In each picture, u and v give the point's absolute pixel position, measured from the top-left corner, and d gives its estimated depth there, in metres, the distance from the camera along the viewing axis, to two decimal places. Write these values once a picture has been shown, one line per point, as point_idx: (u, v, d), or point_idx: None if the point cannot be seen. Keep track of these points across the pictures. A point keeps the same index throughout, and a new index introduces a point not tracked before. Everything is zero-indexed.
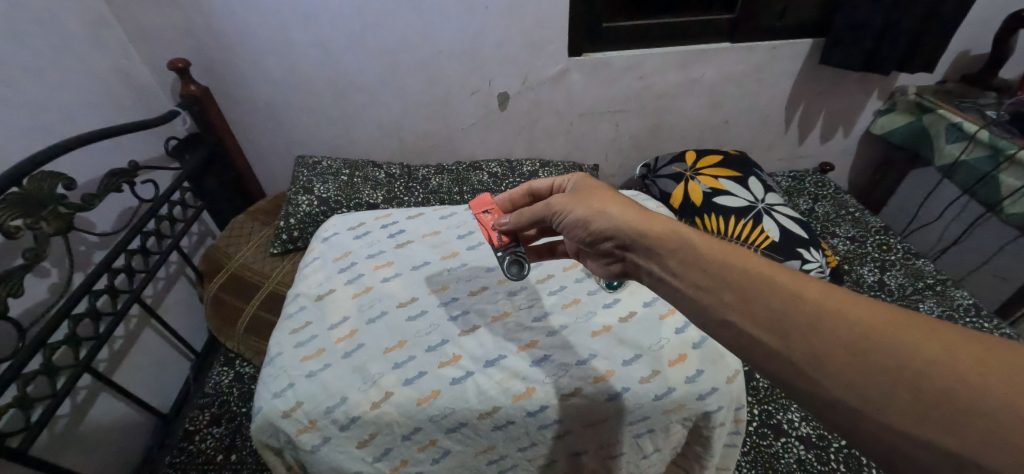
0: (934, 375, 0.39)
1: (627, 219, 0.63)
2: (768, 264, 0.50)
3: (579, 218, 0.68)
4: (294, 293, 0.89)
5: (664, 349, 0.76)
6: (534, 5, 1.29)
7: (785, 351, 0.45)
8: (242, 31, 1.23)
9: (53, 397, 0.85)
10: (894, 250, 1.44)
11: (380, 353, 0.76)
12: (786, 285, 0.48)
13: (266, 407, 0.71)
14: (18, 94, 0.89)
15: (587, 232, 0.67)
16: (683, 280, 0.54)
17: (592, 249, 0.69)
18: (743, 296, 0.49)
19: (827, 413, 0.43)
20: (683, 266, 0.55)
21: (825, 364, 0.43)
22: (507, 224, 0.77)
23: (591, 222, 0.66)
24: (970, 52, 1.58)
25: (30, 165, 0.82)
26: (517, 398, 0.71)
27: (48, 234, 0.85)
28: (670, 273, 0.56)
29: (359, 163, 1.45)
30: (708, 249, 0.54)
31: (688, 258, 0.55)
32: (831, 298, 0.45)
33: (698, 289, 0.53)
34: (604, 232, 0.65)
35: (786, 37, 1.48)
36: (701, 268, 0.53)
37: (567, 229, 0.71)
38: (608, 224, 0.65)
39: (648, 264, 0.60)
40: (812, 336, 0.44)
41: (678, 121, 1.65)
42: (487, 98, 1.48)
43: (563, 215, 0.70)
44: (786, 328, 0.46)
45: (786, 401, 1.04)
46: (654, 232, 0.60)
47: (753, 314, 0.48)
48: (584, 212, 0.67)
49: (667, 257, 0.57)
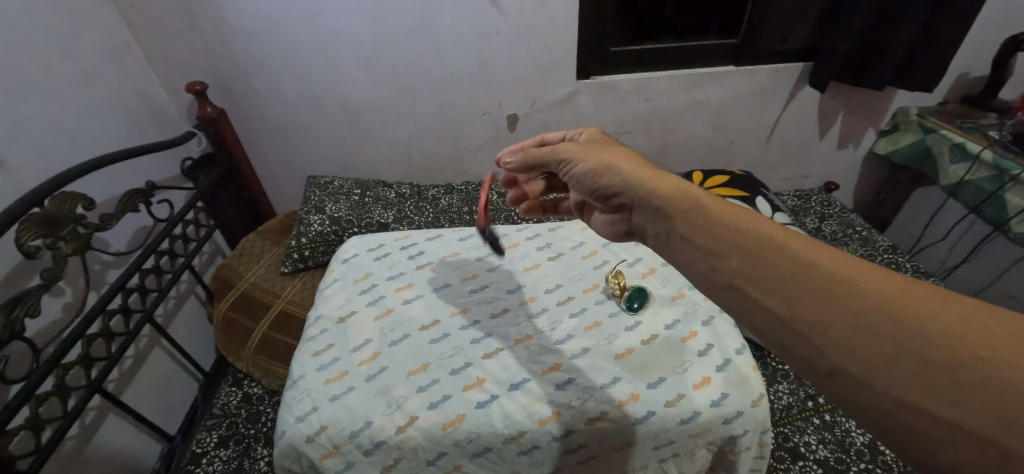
0: (945, 348, 0.36)
1: (639, 176, 0.61)
2: (782, 230, 0.47)
3: (590, 169, 0.67)
4: (315, 315, 0.89)
5: (688, 372, 0.76)
6: (545, 30, 1.33)
7: (791, 318, 0.41)
8: (258, 54, 1.26)
9: (65, 418, 0.84)
10: (903, 269, 1.45)
11: (403, 376, 0.76)
12: (800, 254, 0.44)
13: (290, 432, 0.70)
14: (45, 118, 0.91)
15: (596, 185, 0.66)
16: (692, 245, 0.51)
17: (594, 199, 0.68)
18: (755, 262, 0.45)
19: (824, 381, 0.39)
20: (692, 229, 0.51)
21: (833, 332, 0.39)
22: (512, 163, 0.78)
23: (602, 174, 0.65)
24: (969, 74, 1.62)
25: (54, 187, 0.84)
26: (543, 422, 0.70)
27: (66, 254, 0.85)
28: (678, 235, 0.53)
29: (370, 182, 1.47)
30: (719, 213, 0.51)
31: (699, 219, 0.51)
32: (844, 268, 0.42)
33: (706, 254, 0.49)
34: (612, 188, 0.63)
35: (789, 60, 1.51)
36: (711, 233, 0.50)
37: (575, 180, 0.70)
38: (614, 182, 0.63)
39: (656, 224, 0.56)
40: (823, 303, 0.40)
41: (684, 142, 1.67)
42: (497, 120, 1.50)
43: (572, 165, 0.70)
44: (793, 293, 0.42)
45: (802, 423, 1.05)
46: (664, 197, 0.56)
47: (761, 281, 0.44)
48: (595, 165, 0.66)
49: (676, 217, 0.54)
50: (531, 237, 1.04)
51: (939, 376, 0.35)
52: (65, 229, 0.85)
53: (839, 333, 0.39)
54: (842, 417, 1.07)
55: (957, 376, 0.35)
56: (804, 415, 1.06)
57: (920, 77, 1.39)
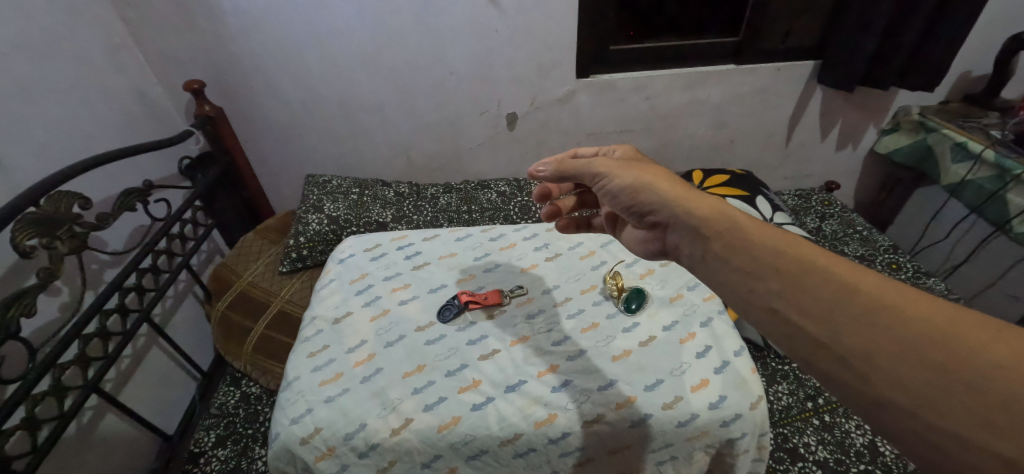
0: (995, 378, 0.34)
1: (678, 195, 0.58)
2: (822, 251, 0.45)
3: (626, 185, 0.64)
4: (310, 316, 0.89)
5: (686, 374, 0.75)
6: (544, 28, 1.32)
7: (831, 341, 0.40)
8: (256, 53, 1.26)
9: (61, 419, 0.84)
10: (903, 269, 1.45)
11: (399, 378, 0.76)
12: (841, 276, 0.42)
13: (284, 433, 0.70)
14: (42, 116, 0.91)
15: (631, 201, 0.63)
16: (726, 263, 0.49)
17: (629, 216, 0.65)
18: (793, 283, 0.44)
19: (866, 409, 0.38)
20: (727, 248, 0.50)
21: (876, 358, 0.38)
22: (546, 172, 0.74)
23: (638, 191, 0.62)
24: (971, 73, 1.61)
25: (50, 186, 0.83)
26: (539, 425, 0.70)
27: (62, 253, 0.85)
28: (713, 256, 0.51)
29: (369, 181, 1.46)
30: (756, 232, 0.49)
31: (734, 238, 0.50)
32: (889, 291, 0.40)
33: (740, 273, 0.48)
34: (648, 205, 0.61)
35: (790, 58, 1.50)
36: (748, 252, 0.48)
37: (610, 195, 0.67)
38: (654, 199, 0.60)
39: (690, 244, 0.54)
40: (867, 327, 0.39)
41: (684, 141, 1.66)
42: (495, 119, 1.50)
43: (607, 180, 0.67)
44: (834, 316, 0.41)
45: (802, 424, 1.05)
46: (703, 219, 0.53)
47: (799, 304, 0.43)
48: (632, 180, 0.63)
49: (711, 237, 0.52)
50: (528, 237, 1.04)
51: (990, 408, 0.34)
52: (62, 228, 0.85)
53: (884, 358, 0.38)
54: (843, 417, 1.06)
55: (1008, 408, 0.34)
56: (803, 416, 1.06)
57: (923, 76, 1.38)
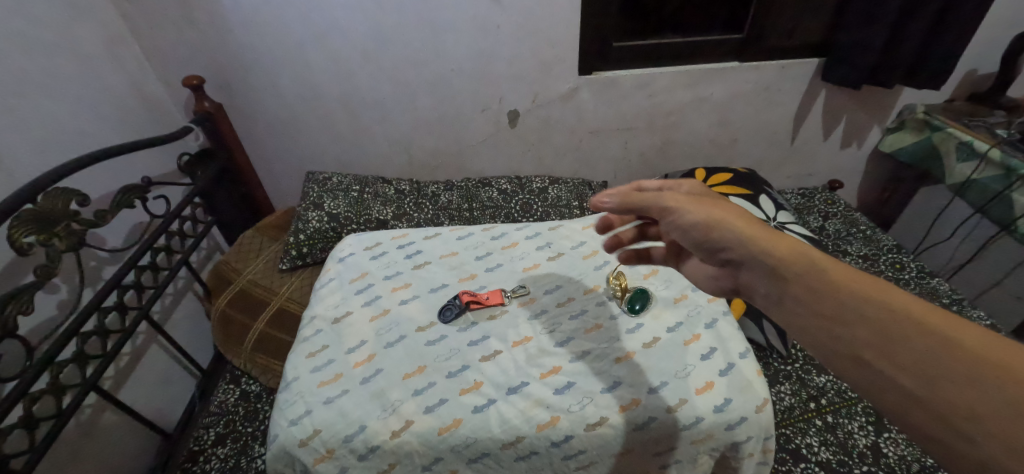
0: None
1: (756, 233, 0.55)
2: (916, 299, 0.43)
3: (699, 221, 0.60)
4: (310, 315, 0.88)
5: (691, 376, 0.75)
6: (545, 24, 1.31)
7: (929, 399, 0.39)
8: (256, 48, 1.25)
9: (59, 417, 0.84)
10: (907, 269, 1.44)
11: (399, 380, 0.75)
12: (940, 328, 0.40)
13: (282, 435, 0.70)
14: (40, 111, 0.90)
15: (705, 238, 0.59)
16: (806, 306, 0.47)
17: (700, 253, 0.61)
18: (883, 333, 0.42)
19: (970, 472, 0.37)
20: (808, 291, 0.48)
21: (983, 422, 0.36)
22: (611, 204, 0.67)
23: (712, 228, 0.58)
24: (977, 72, 1.59)
25: (47, 182, 0.82)
26: (541, 428, 0.69)
27: (59, 251, 0.84)
28: (789, 296, 0.49)
29: (369, 179, 1.43)
30: (840, 275, 0.47)
31: (814, 280, 0.48)
32: (995, 349, 0.38)
33: (822, 318, 0.46)
34: (723, 243, 0.57)
35: (795, 56, 1.49)
36: (833, 296, 0.46)
37: (680, 231, 0.62)
38: (729, 236, 0.56)
39: (766, 285, 0.52)
40: (971, 389, 0.37)
41: (687, 139, 1.65)
42: (497, 116, 1.49)
43: (678, 215, 0.62)
44: (932, 374, 0.39)
45: (805, 425, 1.05)
46: (785, 259, 0.51)
47: (889, 353, 0.41)
48: (705, 217, 0.59)
49: (790, 278, 0.49)
50: (530, 236, 1.03)
51: None
52: (58, 225, 0.84)
53: (991, 423, 0.36)
54: (845, 418, 1.06)
55: None
56: (806, 416, 1.05)
57: (929, 74, 1.36)
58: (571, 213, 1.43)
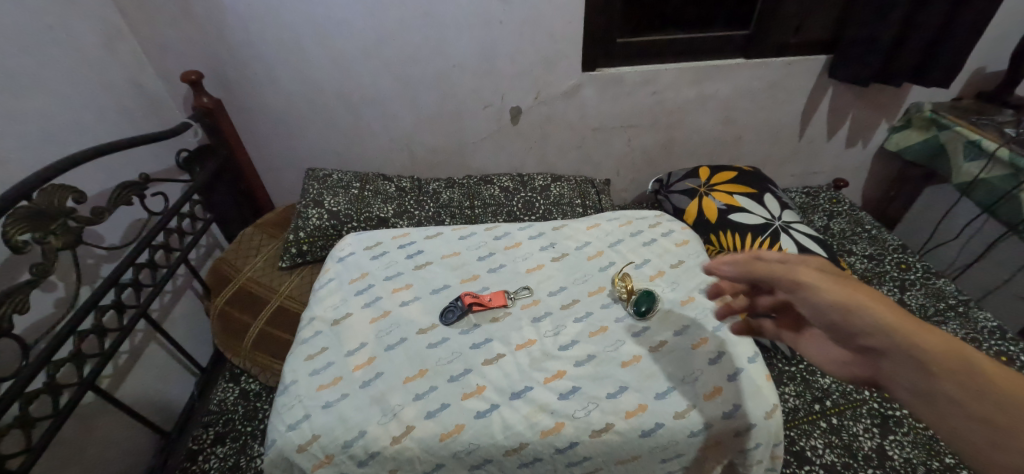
0: None
1: (907, 322, 0.47)
2: None
3: (833, 300, 0.52)
4: (309, 316, 0.86)
5: (699, 381, 0.74)
6: (549, 20, 1.29)
7: None
8: (255, 43, 1.23)
9: (55, 417, 0.83)
10: (913, 269, 1.42)
11: (400, 383, 0.74)
12: None
13: (280, 440, 0.69)
14: (35, 106, 0.89)
15: (842, 321, 0.51)
16: (968, 411, 0.43)
17: (832, 335, 0.54)
18: None
19: None
20: (968, 394, 0.43)
21: None
22: (730, 270, 0.62)
23: (849, 309, 0.51)
24: (986, 70, 1.56)
25: (41, 179, 0.81)
26: (546, 434, 0.69)
27: (55, 249, 0.83)
28: (945, 397, 0.44)
29: (370, 175, 1.42)
30: (1002, 380, 0.43)
31: (972, 382, 0.44)
32: None
33: (987, 426, 0.42)
34: (866, 330, 0.49)
35: (801, 53, 1.47)
36: (995, 401, 0.43)
37: (810, 309, 0.55)
38: (872, 324, 0.49)
39: (914, 380, 0.46)
40: None
41: (691, 137, 1.63)
42: (499, 112, 1.47)
43: (808, 290, 0.54)
44: None
45: (809, 426, 1.03)
46: (941, 359, 0.45)
47: None
48: (843, 296, 0.52)
49: (945, 377, 0.44)
50: (534, 236, 1.01)
51: None
52: (54, 223, 0.83)
53: None
54: (851, 420, 1.05)
55: None
56: (810, 418, 1.04)
57: (938, 72, 1.34)
58: (575, 212, 1.41)
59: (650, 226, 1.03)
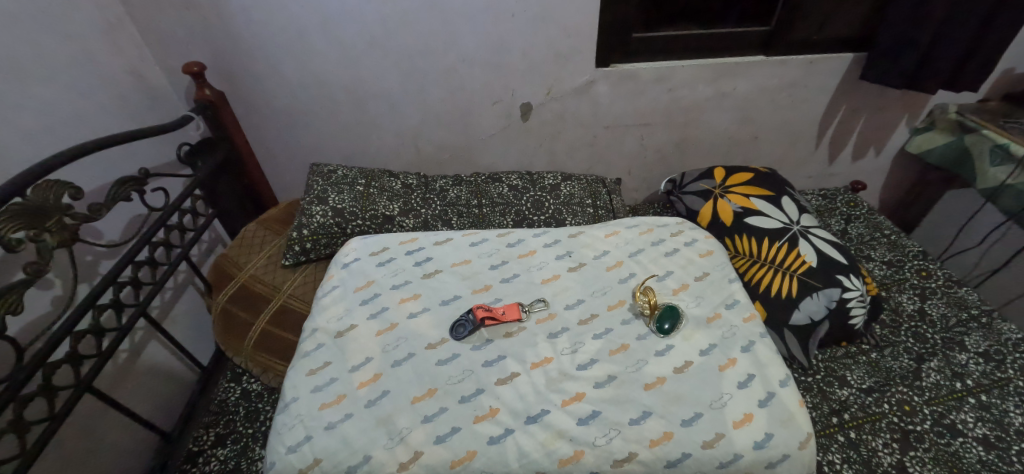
0: None
1: None
2: None
3: None
4: (311, 327, 0.84)
5: (728, 408, 0.70)
6: (563, 13, 1.24)
7: None
8: (259, 35, 1.19)
9: (52, 420, 0.80)
10: (934, 277, 1.38)
11: (407, 404, 0.71)
12: None
13: (279, 463, 0.67)
14: (29, 96, 0.86)
15: None
16: None
17: None
18: None
19: None
20: None
21: None
22: None
23: None
24: (1015, 71, 1.49)
25: (34, 173, 0.77)
26: (563, 463, 0.66)
27: (50, 246, 0.79)
28: None
29: (376, 172, 1.38)
30: None
31: None
32: None
33: None
34: None
35: (824, 50, 1.41)
36: None
37: None
38: None
39: None
40: None
41: (706, 135, 1.58)
42: (509, 109, 1.43)
43: None
44: None
45: (827, 440, 1.00)
46: None
47: None
48: None
49: None
50: (549, 243, 0.98)
51: None
52: (49, 220, 0.80)
53: None
54: (869, 434, 1.01)
55: None
56: (828, 432, 1.01)
57: (967, 74, 1.29)
58: (585, 212, 1.37)
59: (671, 235, 1.00)
